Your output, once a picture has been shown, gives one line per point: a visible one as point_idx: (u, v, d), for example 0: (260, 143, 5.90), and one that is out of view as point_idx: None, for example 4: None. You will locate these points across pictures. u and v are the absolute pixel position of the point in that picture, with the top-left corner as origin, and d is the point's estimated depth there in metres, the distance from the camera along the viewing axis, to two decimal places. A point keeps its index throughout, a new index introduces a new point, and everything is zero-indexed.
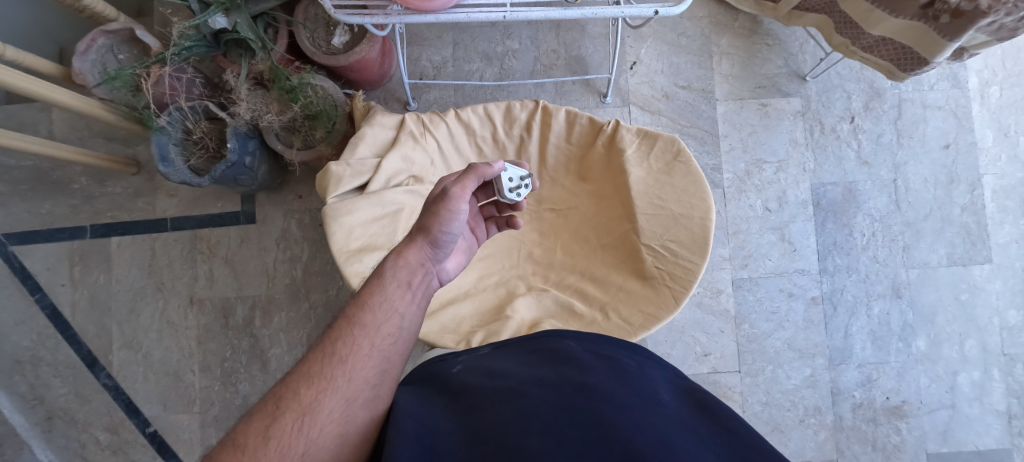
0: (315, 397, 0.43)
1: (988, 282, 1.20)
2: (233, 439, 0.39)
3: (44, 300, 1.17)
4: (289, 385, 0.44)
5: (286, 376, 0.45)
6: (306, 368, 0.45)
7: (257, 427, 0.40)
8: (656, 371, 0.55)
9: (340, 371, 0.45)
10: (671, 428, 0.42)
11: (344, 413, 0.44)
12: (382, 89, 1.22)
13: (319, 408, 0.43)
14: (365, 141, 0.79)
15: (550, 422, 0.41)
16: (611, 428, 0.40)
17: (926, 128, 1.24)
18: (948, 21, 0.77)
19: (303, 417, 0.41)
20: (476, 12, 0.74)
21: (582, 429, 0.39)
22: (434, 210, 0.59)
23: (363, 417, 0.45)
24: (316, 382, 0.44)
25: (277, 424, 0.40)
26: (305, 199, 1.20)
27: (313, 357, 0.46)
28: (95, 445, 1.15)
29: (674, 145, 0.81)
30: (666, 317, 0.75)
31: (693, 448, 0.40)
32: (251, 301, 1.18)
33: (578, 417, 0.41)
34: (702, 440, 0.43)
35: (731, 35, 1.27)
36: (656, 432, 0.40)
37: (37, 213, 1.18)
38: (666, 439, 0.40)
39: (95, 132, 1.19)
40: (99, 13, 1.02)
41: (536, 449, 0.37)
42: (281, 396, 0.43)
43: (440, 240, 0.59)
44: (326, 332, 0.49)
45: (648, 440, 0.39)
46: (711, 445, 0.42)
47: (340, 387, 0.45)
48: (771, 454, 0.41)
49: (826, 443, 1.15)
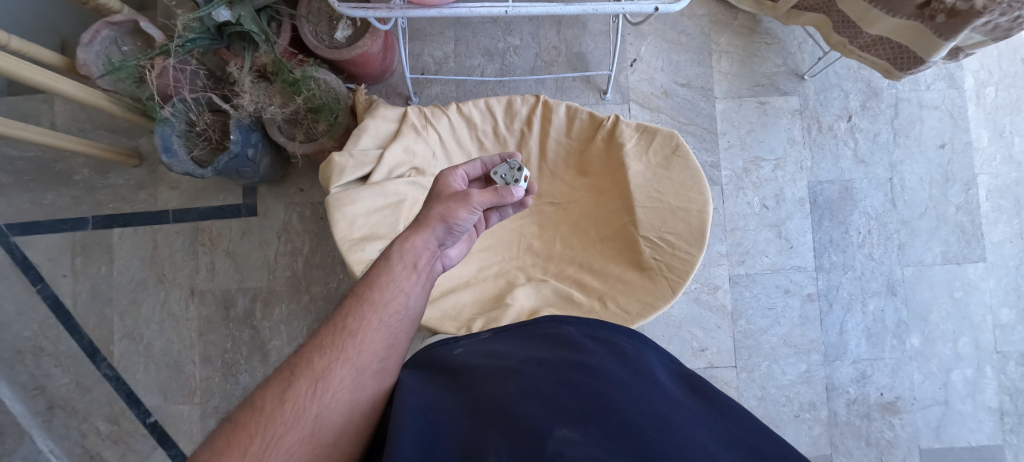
0: (327, 365, 0.46)
1: (982, 280, 1.22)
2: (254, 400, 0.42)
3: (45, 290, 1.18)
4: (303, 355, 0.47)
5: (300, 347, 0.47)
6: (319, 340, 0.48)
7: (275, 390, 0.43)
8: (652, 355, 0.57)
9: (351, 342, 0.48)
10: (665, 404, 0.44)
11: (354, 382, 0.46)
12: (384, 84, 1.23)
13: (332, 375, 0.45)
14: (368, 133, 0.80)
15: (549, 396, 0.42)
16: (608, 402, 0.41)
17: (922, 128, 1.25)
18: (944, 21, 0.78)
19: (317, 383, 0.44)
20: (478, 7, 0.75)
21: (580, 402, 0.41)
22: (443, 201, 0.61)
23: (371, 387, 0.48)
24: (329, 352, 0.47)
25: (294, 387, 0.43)
26: (307, 192, 1.21)
27: (325, 330, 0.49)
28: (95, 434, 1.16)
29: (672, 140, 0.82)
30: (663, 306, 0.76)
31: (686, 422, 0.42)
32: (252, 293, 1.19)
33: (575, 391, 0.43)
34: (697, 416, 0.45)
35: (731, 33, 1.28)
36: (651, 407, 0.42)
37: (40, 203, 1.19)
38: (661, 413, 0.41)
39: (98, 124, 1.20)
40: (104, 4, 1.02)
41: (535, 420, 0.39)
42: (296, 363, 0.45)
43: (453, 228, 0.61)
44: (338, 309, 0.52)
45: (643, 413, 0.40)
46: (703, 420, 0.44)
47: (351, 357, 0.47)
48: (763, 431, 0.42)
49: (820, 438, 1.17)
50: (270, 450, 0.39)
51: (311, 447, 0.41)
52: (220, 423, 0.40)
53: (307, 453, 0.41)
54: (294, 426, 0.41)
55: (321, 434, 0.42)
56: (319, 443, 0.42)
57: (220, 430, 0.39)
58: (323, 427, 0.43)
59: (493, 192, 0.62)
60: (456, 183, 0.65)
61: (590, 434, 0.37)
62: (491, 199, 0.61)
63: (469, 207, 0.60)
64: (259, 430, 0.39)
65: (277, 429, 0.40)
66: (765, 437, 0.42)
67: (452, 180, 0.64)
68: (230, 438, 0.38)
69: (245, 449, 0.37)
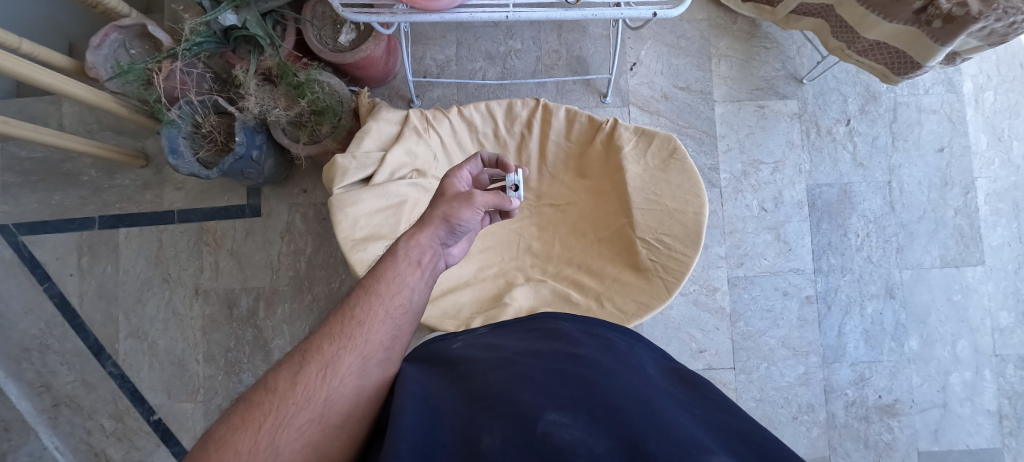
0: (336, 352, 0.47)
1: (980, 284, 1.22)
2: (266, 381, 0.44)
3: (52, 289, 1.20)
4: (313, 341, 0.48)
5: (310, 334, 0.49)
6: (328, 328, 0.50)
7: (287, 373, 0.44)
8: (644, 351, 0.58)
9: (358, 332, 0.49)
10: (652, 392, 0.45)
11: (360, 370, 0.48)
12: (386, 87, 1.25)
13: (340, 362, 0.47)
14: (370, 135, 0.81)
15: (542, 383, 0.43)
16: (598, 388, 0.42)
17: (920, 132, 1.26)
18: (940, 26, 0.79)
19: (326, 368, 0.46)
20: (479, 12, 0.77)
21: (571, 388, 0.42)
22: (447, 201, 0.62)
23: (376, 375, 0.49)
24: (337, 339, 0.48)
25: (304, 371, 0.45)
26: (310, 193, 1.22)
27: (334, 319, 0.51)
28: (100, 432, 1.17)
29: (669, 143, 0.83)
30: (658, 306, 0.77)
31: (672, 409, 0.43)
32: (255, 292, 1.21)
33: (567, 378, 0.44)
34: (684, 404, 0.46)
35: (730, 37, 1.29)
36: (639, 394, 0.43)
37: (47, 203, 1.21)
38: (647, 399, 0.43)
39: (104, 126, 1.22)
40: (113, 8, 1.05)
41: (528, 404, 0.40)
42: (307, 349, 0.47)
43: (456, 229, 0.62)
44: (345, 299, 0.53)
45: (631, 399, 0.42)
46: (688, 408, 0.45)
47: (357, 346, 0.49)
48: (747, 421, 0.44)
49: (819, 440, 1.17)
50: (282, 428, 0.41)
51: (320, 428, 0.43)
52: (234, 401, 0.42)
53: (315, 434, 0.43)
54: (304, 407, 0.43)
55: (330, 417, 0.44)
56: (327, 424, 0.44)
57: (235, 409, 0.41)
58: (332, 409, 0.44)
59: (495, 196, 0.64)
60: (461, 183, 0.66)
61: (579, 417, 0.38)
62: (493, 201, 0.64)
63: (473, 208, 0.62)
64: (271, 410, 0.41)
65: (288, 410, 0.42)
66: (749, 426, 0.43)
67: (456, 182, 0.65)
68: (245, 416, 0.40)
69: (258, 428, 0.40)
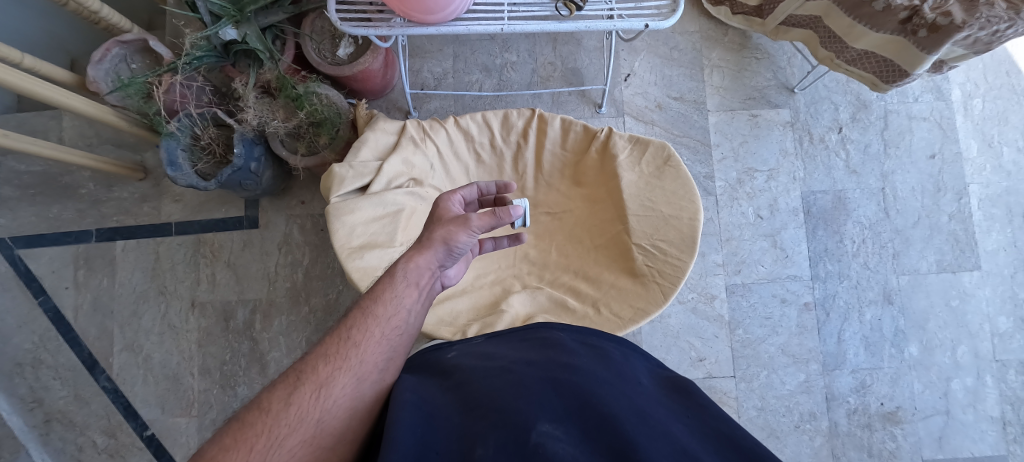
0: (331, 372, 0.47)
1: (978, 289, 1.22)
2: (260, 402, 0.43)
3: (46, 302, 1.19)
4: (308, 362, 0.48)
5: (306, 354, 0.49)
6: (323, 348, 0.50)
7: (281, 393, 0.44)
8: (638, 361, 0.58)
9: (354, 352, 0.49)
10: (644, 401, 0.46)
11: (354, 391, 0.48)
12: (383, 99, 1.27)
13: (334, 383, 0.47)
14: (367, 145, 0.82)
15: (535, 392, 0.43)
16: (591, 397, 0.43)
17: (912, 139, 1.28)
18: (926, 35, 0.81)
19: (320, 390, 0.46)
20: (475, 25, 0.78)
21: (565, 398, 0.42)
22: (444, 224, 0.62)
23: (370, 395, 0.49)
24: (333, 360, 0.48)
25: (298, 392, 0.45)
26: (308, 205, 1.23)
27: (331, 339, 0.51)
28: (92, 448, 1.15)
29: (663, 151, 0.84)
30: (655, 311, 0.77)
31: (665, 418, 0.44)
32: (252, 305, 1.20)
33: (561, 388, 0.44)
34: (674, 414, 0.47)
35: (722, 48, 1.32)
36: (632, 404, 0.44)
37: (44, 216, 1.21)
38: (640, 409, 0.43)
39: (104, 140, 1.23)
40: (115, 24, 1.06)
41: (524, 413, 0.39)
42: (302, 369, 0.47)
43: (454, 250, 0.62)
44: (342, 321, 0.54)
45: (624, 409, 0.42)
46: (680, 419, 0.46)
47: (353, 367, 0.49)
48: (733, 426, 0.44)
49: (822, 449, 1.15)
50: (275, 448, 0.40)
51: (312, 450, 0.42)
52: (225, 423, 0.41)
53: (307, 455, 0.42)
54: (296, 428, 0.42)
55: (321, 438, 0.43)
56: (319, 446, 0.43)
57: (228, 429, 0.40)
58: (324, 430, 0.44)
59: (491, 215, 0.63)
60: (455, 207, 0.67)
61: (572, 430, 0.38)
62: (489, 222, 0.63)
63: (469, 231, 0.62)
64: (264, 430, 0.41)
65: (281, 431, 0.41)
66: (736, 430, 0.44)
67: (450, 205, 0.66)
68: (237, 436, 0.39)
69: (250, 448, 0.39)
